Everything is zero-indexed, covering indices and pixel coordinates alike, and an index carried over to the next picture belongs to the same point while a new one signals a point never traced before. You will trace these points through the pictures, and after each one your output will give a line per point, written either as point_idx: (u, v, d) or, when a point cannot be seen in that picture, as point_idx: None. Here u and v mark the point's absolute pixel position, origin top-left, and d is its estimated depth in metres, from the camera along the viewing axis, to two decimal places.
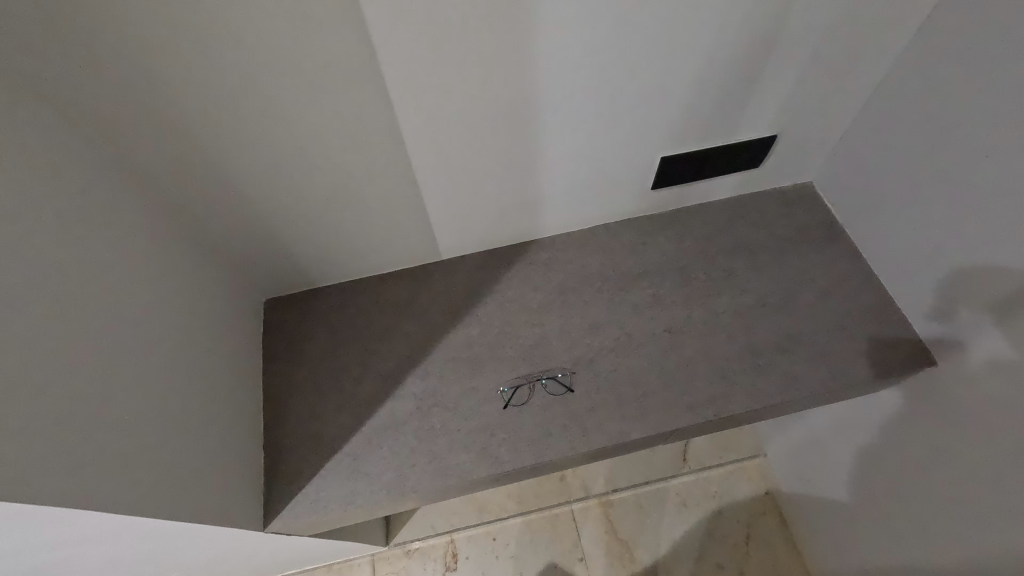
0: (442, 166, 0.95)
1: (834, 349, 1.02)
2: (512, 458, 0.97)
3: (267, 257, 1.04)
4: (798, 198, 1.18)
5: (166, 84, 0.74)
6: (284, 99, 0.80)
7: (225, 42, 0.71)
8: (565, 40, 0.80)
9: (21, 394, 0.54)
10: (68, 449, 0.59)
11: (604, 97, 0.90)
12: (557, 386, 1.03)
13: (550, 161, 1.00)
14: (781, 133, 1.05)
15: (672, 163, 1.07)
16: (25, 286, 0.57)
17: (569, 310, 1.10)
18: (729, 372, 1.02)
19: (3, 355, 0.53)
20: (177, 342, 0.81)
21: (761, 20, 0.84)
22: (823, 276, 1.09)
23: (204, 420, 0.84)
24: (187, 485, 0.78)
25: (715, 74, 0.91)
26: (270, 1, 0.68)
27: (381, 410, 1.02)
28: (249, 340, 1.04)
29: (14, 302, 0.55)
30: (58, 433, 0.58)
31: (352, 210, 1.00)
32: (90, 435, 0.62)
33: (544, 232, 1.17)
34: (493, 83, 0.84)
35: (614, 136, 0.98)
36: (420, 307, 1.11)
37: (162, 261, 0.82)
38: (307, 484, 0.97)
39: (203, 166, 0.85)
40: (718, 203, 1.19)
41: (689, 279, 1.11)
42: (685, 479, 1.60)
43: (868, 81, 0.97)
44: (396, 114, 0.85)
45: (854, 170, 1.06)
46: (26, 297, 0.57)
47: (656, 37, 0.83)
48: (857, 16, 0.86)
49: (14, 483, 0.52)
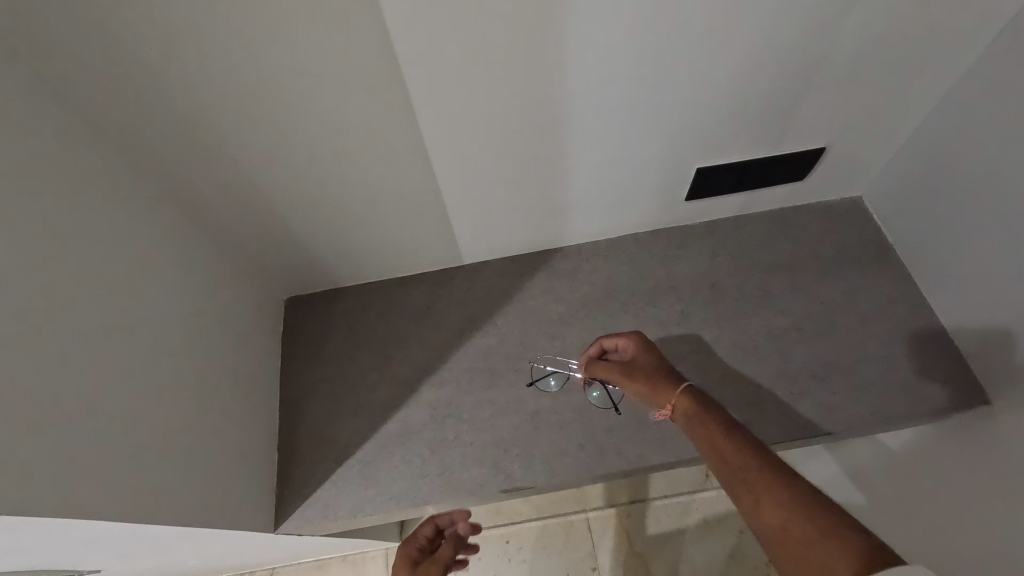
0: (464, 169, 0.91)
1: (875, 377, 0.97)
2: (528, 477, 0.93)
3: (284, 256, 1.01)
4: (844, 215, 1.13)
5: (178, 77, 0.69)
6: (303, 97, 0.75)
7: (244, 37, 0.67)
8: (602, 42, 0.75)
9: (24, 400, 0.51)
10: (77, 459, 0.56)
11: (639, 102, 0.85)
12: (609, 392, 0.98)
13: (578, 166, 0.95)
14: (830, 146, 1.00)
15: (709, 173, 1.01)
16: (27, 287, 0.53)
17: (592, 323, 1.05)
18: (759, 397, 0.97)
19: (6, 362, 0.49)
20: (186, 343, 0.77)
21: (819, 24, 0.78)
22: (867, 300, 1.04)
23: (214, 424, 0.81)
24: (198, 489, 0.75)
25: (763, 81, 0.86)
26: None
27: (395, 417, 0.99)
28: (266, 339, 1.01)
29: (20, 304, 0.52)
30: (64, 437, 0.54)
31: (370, 212, 0.96)
32: (96, 441, 0.58)
33: (568, 240, 1.13)
34: (523, 87, 0.79)
35: (648, 142, 0.93)
36: (439, 313, 1.08)
37: (177, 255, 0.79)
38: (317, 489, 0.93)
39: (217, 161, 0.81)
40: (756, 217, 1.14)
41: (720, 296, 1.06)
42: (707, 495, 1.56)
43: (931, 93, 0.91)
44: (418, 118, 0.81)
45: (911, 188, 1.01)
46: (30, 301, 0.53)
47: (700, 42, 0.78)
48: (923, 24, 0.80)
49: (22, 492, 0.49)
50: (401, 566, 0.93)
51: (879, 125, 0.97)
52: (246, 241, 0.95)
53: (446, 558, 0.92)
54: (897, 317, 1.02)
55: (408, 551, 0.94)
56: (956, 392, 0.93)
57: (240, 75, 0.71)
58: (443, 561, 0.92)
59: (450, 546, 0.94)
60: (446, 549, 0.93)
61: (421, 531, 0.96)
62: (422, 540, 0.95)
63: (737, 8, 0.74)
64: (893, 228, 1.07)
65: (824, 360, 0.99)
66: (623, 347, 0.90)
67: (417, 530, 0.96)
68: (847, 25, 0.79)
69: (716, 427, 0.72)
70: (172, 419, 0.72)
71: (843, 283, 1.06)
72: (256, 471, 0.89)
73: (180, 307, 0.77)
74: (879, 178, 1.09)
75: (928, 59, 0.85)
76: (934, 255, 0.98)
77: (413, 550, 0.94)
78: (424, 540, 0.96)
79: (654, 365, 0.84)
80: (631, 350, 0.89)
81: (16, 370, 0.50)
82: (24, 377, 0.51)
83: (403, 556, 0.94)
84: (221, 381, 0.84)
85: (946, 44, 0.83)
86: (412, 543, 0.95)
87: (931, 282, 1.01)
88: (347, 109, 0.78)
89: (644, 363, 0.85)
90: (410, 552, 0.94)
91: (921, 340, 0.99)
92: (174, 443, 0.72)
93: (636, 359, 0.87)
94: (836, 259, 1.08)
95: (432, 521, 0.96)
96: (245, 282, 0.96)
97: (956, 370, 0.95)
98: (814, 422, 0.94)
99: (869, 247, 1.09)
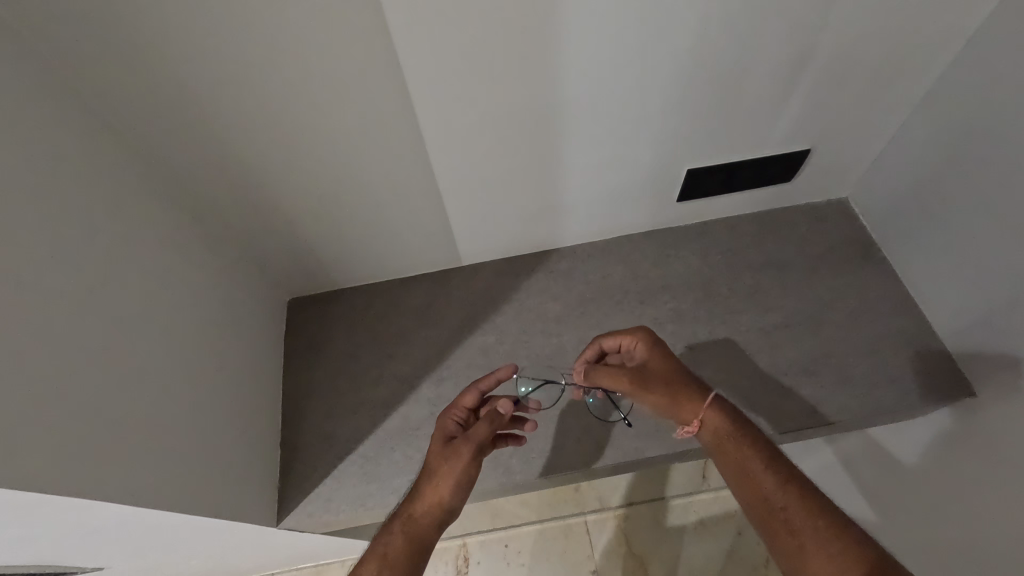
0: (464, 170, 0.94)
1: (863, 371, 1.00)
2: (526, 470, 0.95)
3: (288, 257, 1.04)
4: (831, 215, 1.17)
5: (190, 81, 0.73)
6: (309, 100, 0.79)
7: (254, 42, 0.70)
8: (595, 48, 0.79)
9: (45, 382, 0.53)
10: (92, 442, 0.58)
11: (630, 105, 0.89)
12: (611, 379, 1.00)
13: (573, 168, 0.98)
14: (815, 148, 1.04)
15: (699, 174, 1.05)
16: (48, 275, 0.56)
17: (588, 320, 1.08)
18: (751, 391, 0.99)
19: (28, 343, 0.52)
20: (194, 336, 0.79)
21: (799, 31, 0.82)
22: (854, 297, 1.07)
23: (219, 417, 0.83)
24: (205, 479, 0.77)
25: (748, 85, 0.90)
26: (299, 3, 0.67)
27: (397, 414, 1.01)
28: (269, 338, 1.03)
29: (40, 289, 0.55)
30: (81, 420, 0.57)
31: (371, 213, 0.99)
32: (110, 425, 0.61)
33: (564, 241, 1.16)
34: (519, 91, 0.83)
35: (640, 144, 0.96)
36: (439, 312, 1.10)
37: (185, 252, 0.82)
38: (318, 484, 0.95)
39: (225, 162, 0.84)
40: (746, 218, 1.18)
41: (712, 294, 1.09)
42: (705, 497, 1.57)
43: (909, 96, 0.96)
44: (419, 120, 0.84)
45: (894, 188, 1.05)
46: (50, 287, 0.56)
47: (688, 48, 0.82)
48: (898, 29, 0.84)
49: (42, 470, 0.51)
50: (435, 437, 0.83)
51: (861, 127, 1.01)
52: (251, 241, 0.97)
53: (481, 438, 0.81)
54: (883, 313, 1.05)
55: (446, 422, 0.85)
56: (941, 384, 0.96)
57: (251, 77, 0.74)
58: (476, 442, 0.80)
59: (487, 424, 0.82)
60: (482, 428, 0.81)
61: (461, 402, 0.85)
62: (461, 413, 0.85)
63: (722, 15, 0.78)
64: (879, 227, 1.11)
65: (814, 354, 1.02)
66: (629, 346, 0.85)
67: (457, 401, 0.85)
68: (826, 32, 0.83)
69: (755, 454, 0.73)
70: (180, 409, 0.74)
71: (831, 281, 1.09)
72: (259, 466, 0.91)
73: (189, 302, 0.80)
74: (863, 180, 1.13)
75: (904, 64, 0.90)
76: (917, 252, 1.02)
77: (451, 424, 0.84)
78: (464, 415, 0.85)
79: (670, 373, 0.81)
80: (640, 353, 0.84)
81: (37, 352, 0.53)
82: (45, 359, 0.54)
83: (440, 427, 0.84)
84: (226, 376, 0.86)
85: (920, 49, 0.88)
86: (452, 415, 0.85)
87: (915, 279, 1.04)
88: (351, 112, 0.81)
89: (660, 370, 0.82)
90: (449, 423, 0.84)
91: (907, 334, 1.02)
92: (182, 432, 0.73)
93: (650, 364, 0.83)
94: (823, 258, 1.11)
95: (473, 391, 0.84)
96: (250, 281, 0.99)
97: (941, 363, 0.98)
98: (804, 415, 0.97)
99: (855, 246, 1.12)
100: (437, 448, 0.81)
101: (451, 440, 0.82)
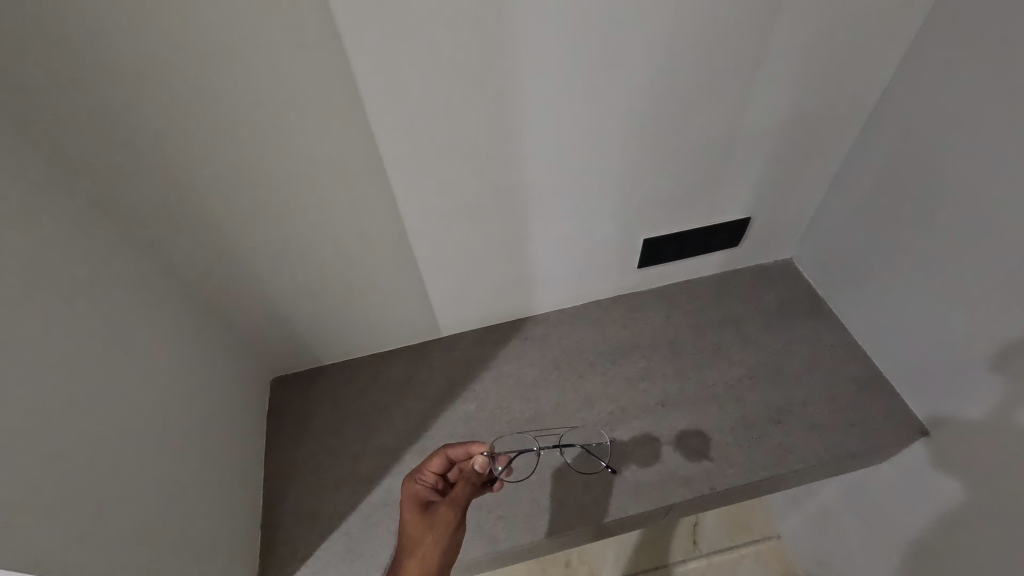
0: (441, 247, 1.02)
1: (823, 419, 1.06)
2: (510, 536, 0.95)
3: (276, 336, 1.08)
4: (779, 275, 1.29)
5: (194, 182, 0.81)
6: (300, 192, 0.88)
7: (255, 147, 0.80)
8: (549, 140, 0.91)
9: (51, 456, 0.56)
10: (89, 519, 0.59)
11: (586, 185, 1.00)
12: (573, 445, 0.99)
13: (541, 241, 1.08)
14: (754, 216, 1.17)
15: (656, 243, 1.16)
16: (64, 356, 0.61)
17: (564, 383, 1.13)
18: (724, 441, 1.04)
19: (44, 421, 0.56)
20: (186, 415, 0.83)
21: (726, 122, 0.98)
22: (808, 348, 1.16)
23: (204, 495, 0.83)
24: (190, 560, 0.76)
25: (690, 167, 1.03)
26: (299, 117, 0.78)
27: (380, 487, 1.01)
28: (252, 419, 1.05)
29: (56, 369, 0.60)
30: (83, 495, 0.59)
31: (357, 290, 1.06)
32: (109, 500, 0.63)
33: (538, 309, 1.23)
34: (486, 176, 0.94)
35: (599, 217, 1.07)
36: (420, 382, 1.14)
37: (179, 333, 0.86)
38: (301, 564, 0.94)
39: (218, 249, 0.91)
40: (703, 281, 1.28)
41: (678, 351, 1.17)
42: (698, 564, 1.46)
43: (827, 170, 1.12)
44: (398, 205, 0.93)
45: (830, 249, 1.18)
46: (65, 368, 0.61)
47: (631, 137, 0.95)
48: (807, 116, 1.01)
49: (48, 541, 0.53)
50: (409, 505, 0.82)
51: (792, 198, 1.16)
52: (241, 322, 1.02)
53: (463, 501, 0.81)
54: (836, 361, 1.13)
55: (416, 490, 0.83)
56: (898, 427, 1.03)
57: (249, 174, 0.83)
58: (460, 505, 0.81)
59: (466, 485, 0.83)
60: (462, 491, 0.82)
61: (429, 467, 0.84)
62: (430, 478, 0.84)
63: (655, 112, 0.93)
64: (822, 284, 1.23)
65: (777, 404, 1.08)
66: None
67: (426, 466, 0.84)
68: (746, 123, 0.99)
69: None
70: (171, 485, 0.76)
71: (785, 335, 1.18)
72: (240, 550, 0.90)
73: (181, 379, 0.83)
74: (802, 243, 1.26)
75: (817, 144, 1.06)
76: (858, 305, 1.13)
77: (423, 489, 0.83)
78: (434, 479, 0.84)
79: None
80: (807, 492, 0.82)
81: (52, 430, 0.57)
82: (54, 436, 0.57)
83: (413, 495, 0.83)
84: (212, 453, 0.88)
85: (826, 132, 1.04)
86: (421, 480, 0.84)
87: (861, 330, 1.14)
88: (340, 200, 0.90)
89: None
90: (419, 489, 0.83)
91: (861, 381, 1.10)
92: (169, 510, 0.74)
93: None
94: (775, 314, 1.22)
95: (444, 456, 0.85)
96: (236, 361, 1.02)
97: (895, 408, 1.06)
98: (776, 461, 1.01)
99: (803, 302, 1.23)
100: (416, 517, 0.81)
101: (429, 508, 0.81)
